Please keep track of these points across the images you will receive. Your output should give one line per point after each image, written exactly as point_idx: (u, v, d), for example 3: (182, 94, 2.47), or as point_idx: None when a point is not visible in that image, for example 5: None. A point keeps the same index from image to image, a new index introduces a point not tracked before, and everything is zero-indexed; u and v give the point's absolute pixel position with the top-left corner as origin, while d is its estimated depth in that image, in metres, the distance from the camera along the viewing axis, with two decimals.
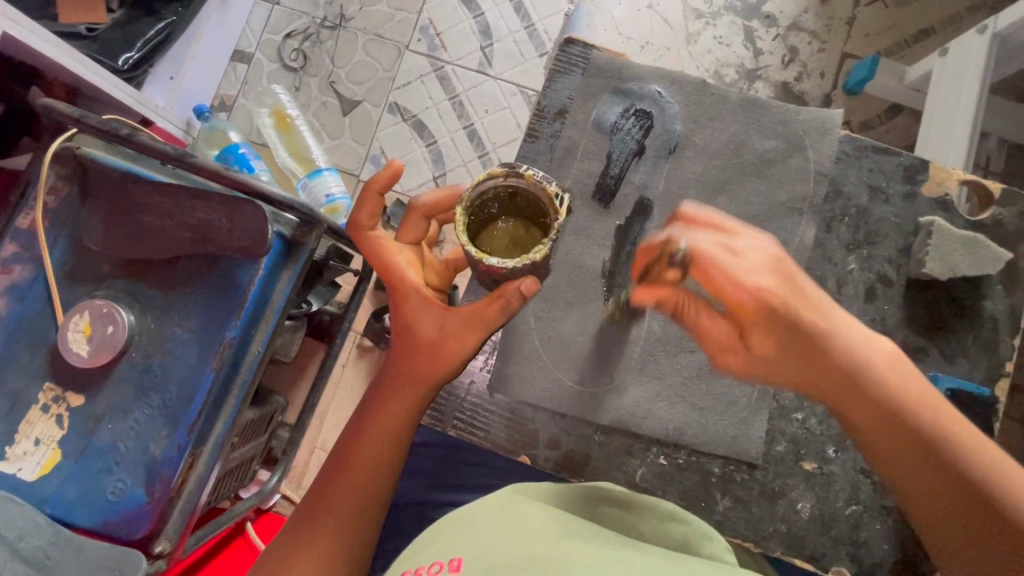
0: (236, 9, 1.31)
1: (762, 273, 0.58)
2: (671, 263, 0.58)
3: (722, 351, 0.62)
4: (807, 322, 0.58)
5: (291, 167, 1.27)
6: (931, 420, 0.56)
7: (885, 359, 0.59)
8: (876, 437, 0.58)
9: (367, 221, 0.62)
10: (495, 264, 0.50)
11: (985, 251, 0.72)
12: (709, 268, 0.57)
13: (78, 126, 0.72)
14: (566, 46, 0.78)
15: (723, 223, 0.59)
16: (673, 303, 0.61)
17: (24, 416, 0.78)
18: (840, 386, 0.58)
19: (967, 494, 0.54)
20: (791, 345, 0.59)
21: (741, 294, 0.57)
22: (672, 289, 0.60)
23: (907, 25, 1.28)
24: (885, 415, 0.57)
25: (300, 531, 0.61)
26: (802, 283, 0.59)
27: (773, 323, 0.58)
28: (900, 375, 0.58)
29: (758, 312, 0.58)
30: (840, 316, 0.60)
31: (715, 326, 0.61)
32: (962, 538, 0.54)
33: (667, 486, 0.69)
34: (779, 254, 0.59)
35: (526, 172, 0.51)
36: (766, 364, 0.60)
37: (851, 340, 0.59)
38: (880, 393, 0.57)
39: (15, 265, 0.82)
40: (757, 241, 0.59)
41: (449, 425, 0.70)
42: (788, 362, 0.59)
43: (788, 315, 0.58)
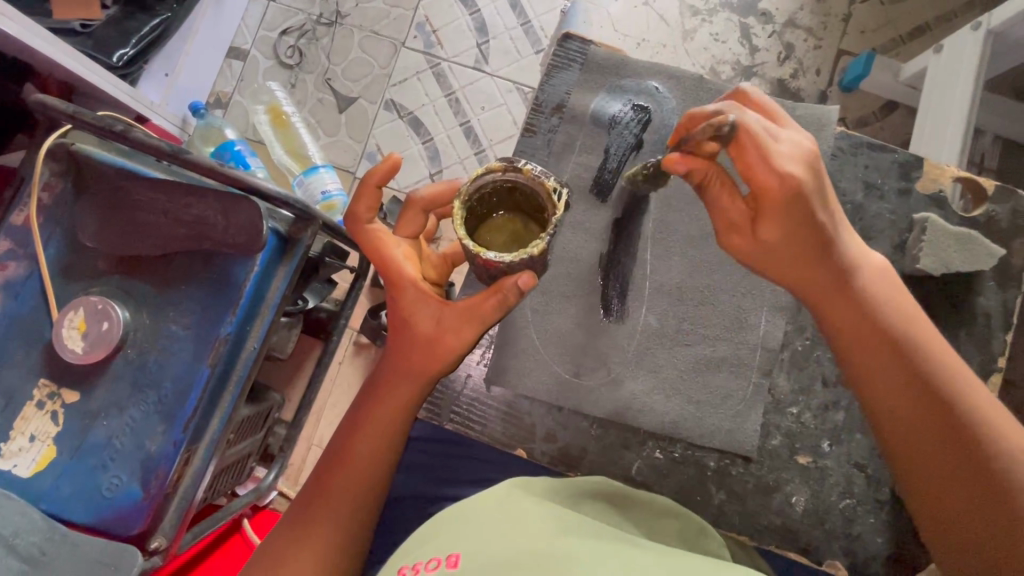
0: (230, 5, 1.30)
1: (795, 162, 0.56)
2: (715, 136, 0.56)
3: (727, 229, 0.60)
4: (822, 217, 0.57)
5: (287, 164, 1.27)
6: (913, 335, 0.58)
7: (878, 272, 0.60)
8: (856, 337, 0.59)
9: (365, 215, 0.62)
10: (492, 258, 0.50)
11: (980, 248, 0.72)
12: (747, 145, 0.56)
13: (72, 121, 0.72)
14: (565, 41, 0.78)
15: (776, 113, 0.60)
16: (703, 177, 0.59)
17: (19, 413, 0.78)
18: (834, 283, 0.59)
19: (937, 405, 0.55)
20: (801, 237, 0.57)
21: (770, 176, 0.55)
22: (707, 162, 0.58)
23: (902, 22, 1.29)
24: (869, 317, 0.58)
25: (297, 527, 0.61)
26: (829, 183, 0.58)
27: (795, 211, 0.56)
28: (889, 288, 0.60)
29: (783, 198, 0.56)
30: (846, 224, 0.61)
31: (733, 206, 0.59)
32: (925, 446, 0.55)
33: (663, 481, 0.69)
34: (813, 150, 0.58)
35: (524, 167, 0.51)
36: (767, 252, 0.59)
37: (851, 248, 0.60)
38: (868, 299, 0.59)
39: (10, 261, 0.81)
40: (797, 134, 0.58)
41: (446, 420, 0.70)
42: (793, 250, 0.58)
43: (811, 206, 0.56)
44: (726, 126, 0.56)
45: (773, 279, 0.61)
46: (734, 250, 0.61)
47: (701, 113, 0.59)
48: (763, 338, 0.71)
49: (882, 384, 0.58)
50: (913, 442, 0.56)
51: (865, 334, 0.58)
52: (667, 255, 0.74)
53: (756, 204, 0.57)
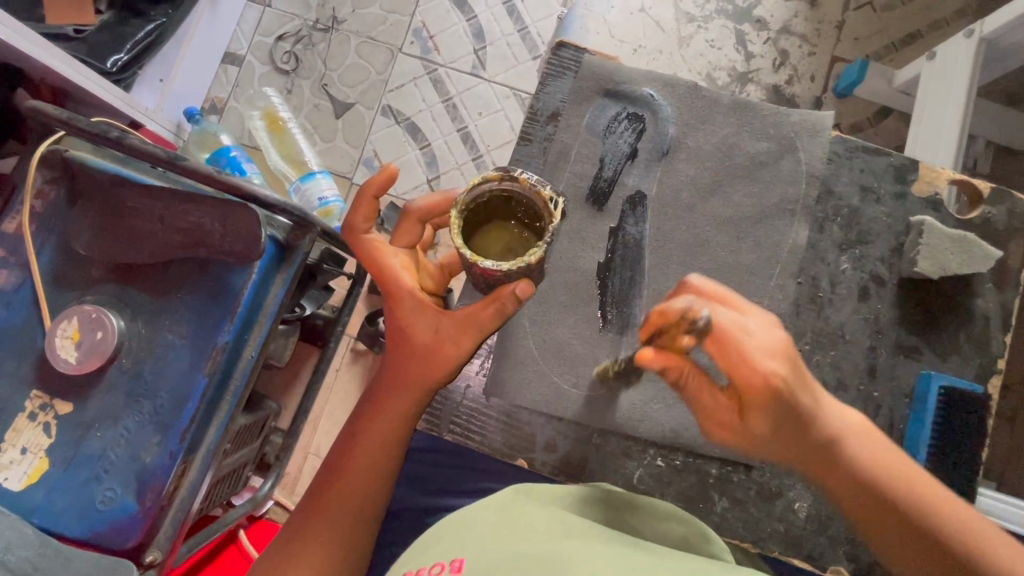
0: (225, 11, 1.29)
1: (774, 362, 0.54)
2: (689, 329, 0.53)
3: (714, 425, 0.58)
4: (803, 401, 0.56)
5: (283, 170, 1.26)
6: (910, 493, 0.57)
7: (856, 430, 0.59)
8: (865, 507, 0.58)
9: (362, 224, 0.62)
10: (489, 266, 0.50)
11: (975, 249, 0.72)
12: (725, 344, 0.54)
13: (65, 128, 0.70)
14: (559, 49, 0.78)
15: (730, 299, 0.56)
16: (679, 374, 0.56)
17: (10, 425, 0.76)
18: (822, 458, 0.58)
19: (955, 572, 0.55)
20: (785, 420, 0.56)
21: (754, 377, 0.53)
22: (680, 355, 0.55)
23: (895, 28, 1.30)
24: (869, 487, 0.58)
25: (295, 543, 0.60)
26: (804, 368, 0.57)
27: (778, 408, 0.55)
28: (875, 447, 0.59)
29: (766, 398, 0.54)
30: (822, 389, 0.59)
31: (714, 398, 0.57)
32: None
33: (665, 488, 0.69)
34: (787, 337, 0.56)
35: (520, 176, 0.51)
36: (758, 442, 0.58)
37: (831, 415, 0.58)
38: (861, 467, 0.58)
39: (3, 270, 0.80)
40: (763, 322, 0.56)
41: (445, 431, 0.70)
42: (781, 435, 0.57)
43: (790, 401, 0.55)
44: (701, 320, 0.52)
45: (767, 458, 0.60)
46: (728, 445, 0.59)
47: (671, 310, 0.53)
48: None
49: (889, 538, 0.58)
50: None
51: (866, 501, 0.58)
52: (665, 261, 0.74)
53: (738, 408, 0.56)
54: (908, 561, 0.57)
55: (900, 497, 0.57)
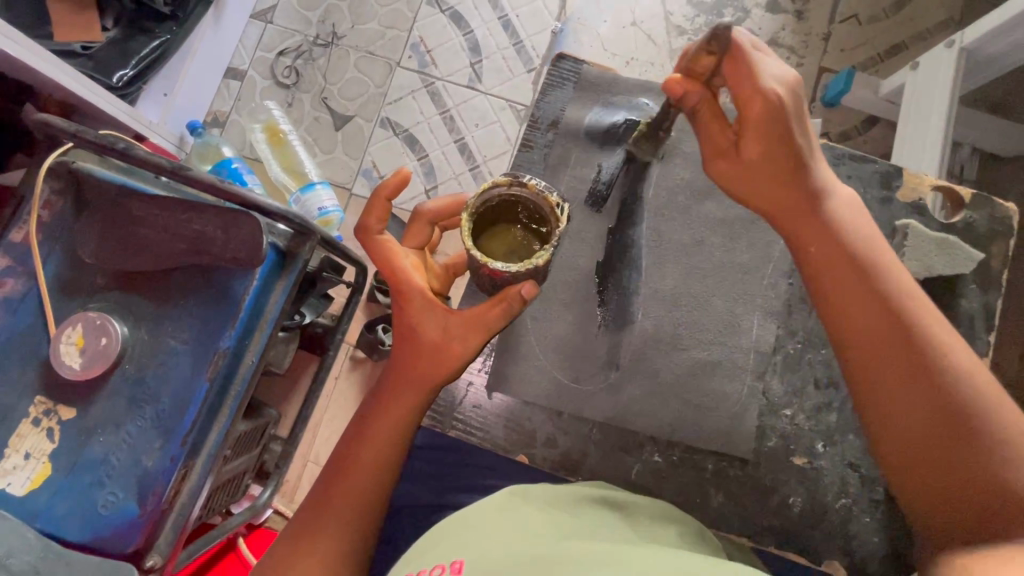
0: (229, 28, 1.33)
1: (777, 102, 0.58)
2: (711, 50, 0.58)
3: (714, 155, 0.63)
4: (797, 142, 0.60)
5: (283, 181, 1.28)
6: (880, 261, 0.60)
7: (845, 202, 0.63)
8: (826, 258, 0.61)
9: (375, 226, 0.63)
10: (498, 268, 0.52)
11: (959, 252, 0.76)
12: (740, 66, 0.59)
13: (74, 140, 0.72)
14: (559, 60, 0.81)
15: (761, 48, 0.60)
16: (692, 103, 0.62)
17: (15, 430, 0.77)
18: (805, 207, 0.62)
19: (904, 339, 0.57)
20: (779, 141, 0.59)
21: (755, 98, 0.58)
22: (700, 83, 0.61)
23: (879, 40, 1.34)
24: (839, 245, 0.61)
25: (303, 541, 0.60)
26: (805, 114, 0.61)
27: (775, 126, 0.59)
28: (857, 216, 0.63)
29: (765, 117, 0.58)
30: (820, 157, 0.64)
31: (718, 132, 0.62)
32: (882, 354, 0.57)
33: (662, 485, 0.70)
34: (796, 81, 0.60)
35: (529, 182, 0.53)
36: (746, 169, 0.61)
37: (823, 177, 0.63)
38: (836, 221, 0.62)
39: (9, 278, 0.82)
40: (784, 67, 0.60)
41: (449, 427, 0.72)
42: (765, 168, 0.61)
43: (785, 139, 0.59)
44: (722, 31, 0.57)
45: (735, 197, 0.64)
46: (718, 177, 0.63)
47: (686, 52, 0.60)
48: (756, 342, 0.72)
49: (841, 291, 0.60)
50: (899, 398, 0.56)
51: (829, 245, 0.61)
52: (660, 263, 0.76)
53: (734, 129, 0.61)
54: (863, 326, 0.58)
55: (867, 258, 0.60)
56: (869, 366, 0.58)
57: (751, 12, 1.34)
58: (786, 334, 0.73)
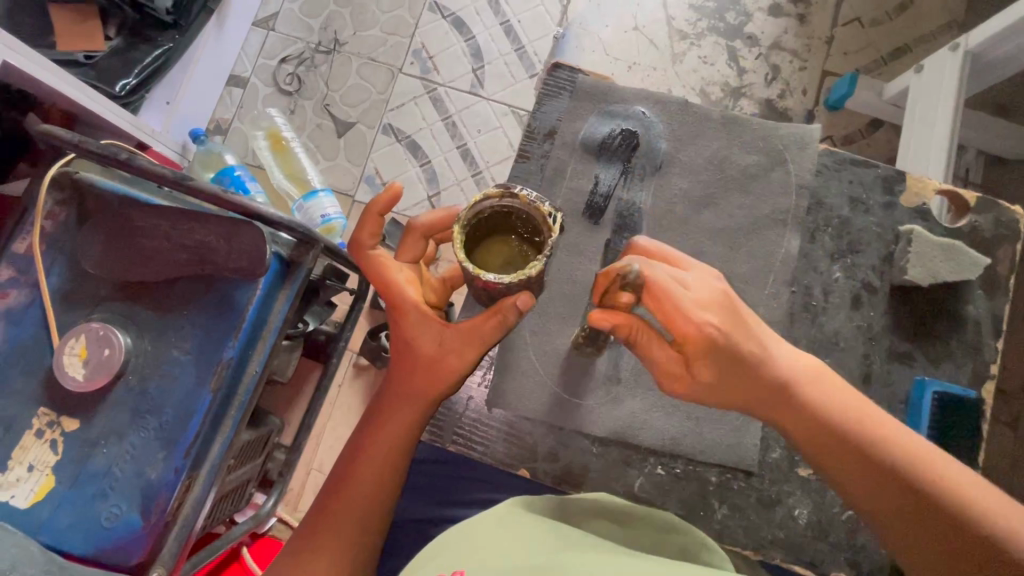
0: (231, 36, 1.33)
1: (707, 304, 0.60)
2: (625, 282, 0.57)
3: (667, 377, 0.63)
4: (746, 346, 0.61)
5: (287, 189, 1.27)
6: (861, 428, 0.59)
7: (805, 369, 0.63)
8: (822, 454, 0.60)
9: (368, 241, 0.63)
10: (491, 279, 0.51)
11: (965, 257, 0.74)
12: (659, 293, 0.60)
13: (76, 150, 0.72)
14: (554, 70, 0.81)
15: (673, 258, 0.64)
16: (628, 332, 0.61)
17: (18, 442, 0.77)
18: (778, 396, 0.61)
19: (923, 512, 0.55)
20: (724, 350, 0.60)
21: (688, 325, 0.59)
22: (626, 312, 0.60)
23: (883, 43, 1.33)
24: (823, 426, 0.60)
25: (304, 553, 0.60)
26: (744, 312, 0.62)
27: (716, 351, 0.60)
28: (825, 385, 0.62)
29: (703, 345, 0.59)
30: (768, 333, 0.64)
31: (664, 353, 0.62)
32: (919, 539, 0.55)
33: (666, 496, 0.69)
34: (723, 287, 0.62)
35: (520, 193, 0.52)
36: (709, 388, 0.62)
37: (780, 357, 0.63)
38: (813, 404, 0.60)
39: (12, 289, 0.82)
40: (700, 273, 0.63)
41: (448, 441, 0.71)
42: (734, 386, 0.62)
43: (725, 346, 0.60)
44: (633, 273, 0.57)
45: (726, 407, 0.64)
46: (677, 393, 0.63)
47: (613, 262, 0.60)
48: None
49: (860, 485, 0.58)
50: (945, 573, 0.54)
51: (825, 435, 0.60)
52: None
53: (681, 351, 0.61)
54: (878, 501, 0.57)
55: (851, 430, 0.59)
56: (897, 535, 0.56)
57: (754, 17, 1.34)
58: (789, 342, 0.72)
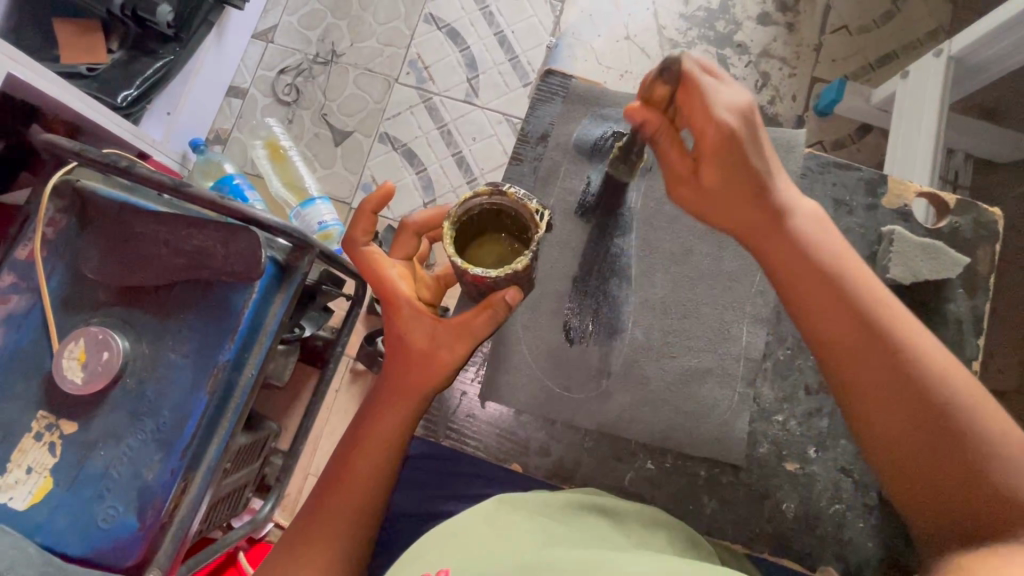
0: (231, 49, 1.36)
1: (733, 118, 0.58)
2: (661, 76, 0.60)
3: (676, 182, 0.63)
4: (755, 162, 0.59)
5: (284, 197, 1.29)
6: (847, 275, 0.59)
7: (806, 215, 0.62)
8: (807, 287, 0.59)
9: (362, 238, 0.65)
10: (479, 274, 0.52)
11: (945, 257, 0.76)
12: (692, 93, 0.59)
13: (77, 158, 0.74)
14: (547, 76, 0.83)
15: (713, 68, 0.60)
16: (654, 132, 0.62)
17: (17, 445, 0.78)
18: (767, 219, 0.61)
19: (891, 360, 0.55)
20: (736, 158, 0.59)
21: (709, 126, 0.58)
22: (663, 119, 0.61)
23: (870, 50, 1.36)
24: (805, 258, 0.59)
25: (298, 547, 0.61)
26: (764, 143, 0.60)
27: (733, 156, 0.58)
28: (820, 230, 0.61)
29: (718, 143, 0.58)
30: (781, 170, 0.63)
31: (677, 156, 0.62)
32: (876, 382, 0.55)
33: (655, 492, 0.70)
34: (750, 105, 0.60)
35: (508, 190, 0.54)
36: (706, 197, 0.61)
37: (783, 189, 0.62)
38: (798, 239, 0.60)
39: (13, 294, 0.83)
40: (736, 91, 0.60)
41: (442, 436, 0.72)
42: (734, 190, 0.60)
43: (741, 159, 0.59)
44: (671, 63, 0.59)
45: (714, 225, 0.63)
46: (684, 203, 0.63)
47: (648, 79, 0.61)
48: (746, 349, 0.73)
49: (830, 324, 0.58)
50: (884, 422, 0.55)
51: (804, 270, 0.59)
52: (651, 270, 0.76)
53: (691, 156, 0.61)
54: (849, 334, 0.57)
55: (832, 269, 0.59)
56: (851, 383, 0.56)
57: (743, 25, 1.36)
58: (775, 341, 0.73)
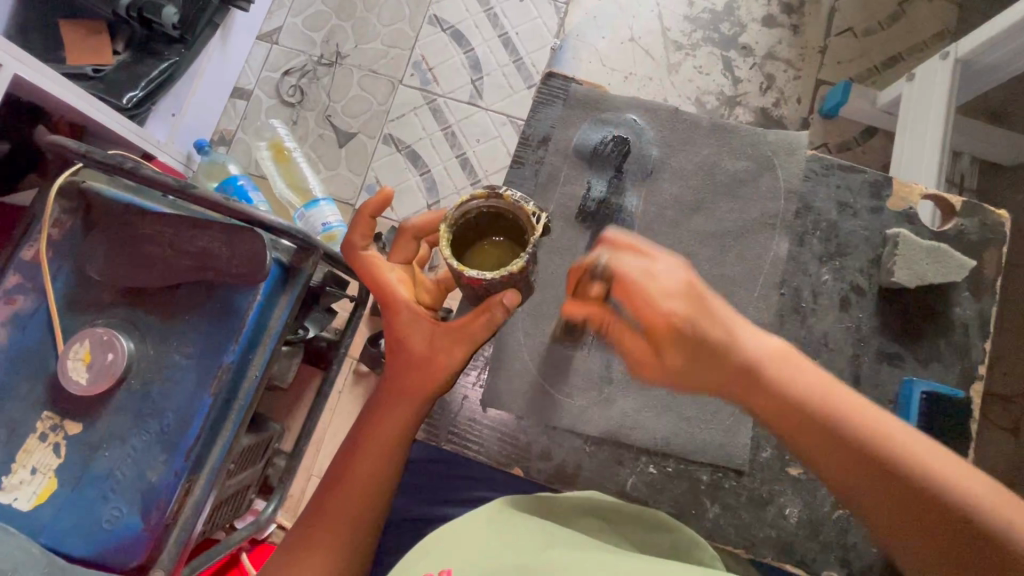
0: (235, 51, 1.36)
1: (671, 296, 0.59)
2: (593, 276, 0.61)
3: (639, 367, 0.63)
4: (709, 327, 0.60)
5: (288, 198, 1.30)
6: (824, 415, 0.57)
7: (772, 356, 0.60)
8: (795, 435, 0.58)
9: (360, 242, 0.65)
10: (475, 275, 0.52)
11: (951, 260, 0.75)
12: (628, 288, 0.60)
13: (83, 160, 0.74)
14: (548, 79, 0.82)
15: (637, 245, 0.62)
16: (602, 325, 0.63)
17: (22, 445, 0.79)
18: (746, 380, 0.60)
19: (893, 487, 0.54)
20: (694, 338, 0.60)
21: (657, 314, 0.59)
22: (600, 306, 0.63)
23: (875, 52, 1.35)
24: (788, 414, 0.58)
25: (301, 549, 0.61)
26: (716, 303, 0.61)
27: (688, 338, 0.60)
28: (789, 369, 0.60)
29: (671, 334, 0.60)
30: (732, 312, 0.62)
31: (631, 340, 0.62)
32: (886, 513, 0.54)
33: (658, 496, 0.70)
34: (688, 274, 0.61)
35: (505, 193, 0.54)
36: (681, 378, 0.61)
37: (744, 335, 0.61)
38: (775, 391, 0.59)
39: (18, 295, 0.83)
40: (668, 261, 0.61)
41: (444, 440, 0.72)
42: (702, 369, 0.61)
43: (695, 333, 0.60)
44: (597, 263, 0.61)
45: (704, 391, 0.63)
46: (660, 385, 0.63)
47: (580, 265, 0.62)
48: None
49: (861, 493, 0.55)
50: (905, 547, 0.54)
51: (791, 424, 0.58)
52: None
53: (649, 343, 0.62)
54: (846, 480, 0.56)
55: (813, 410, 0.57)
56: (860, 507, 0.56)
57: (747, 27, 1.36)
58: None
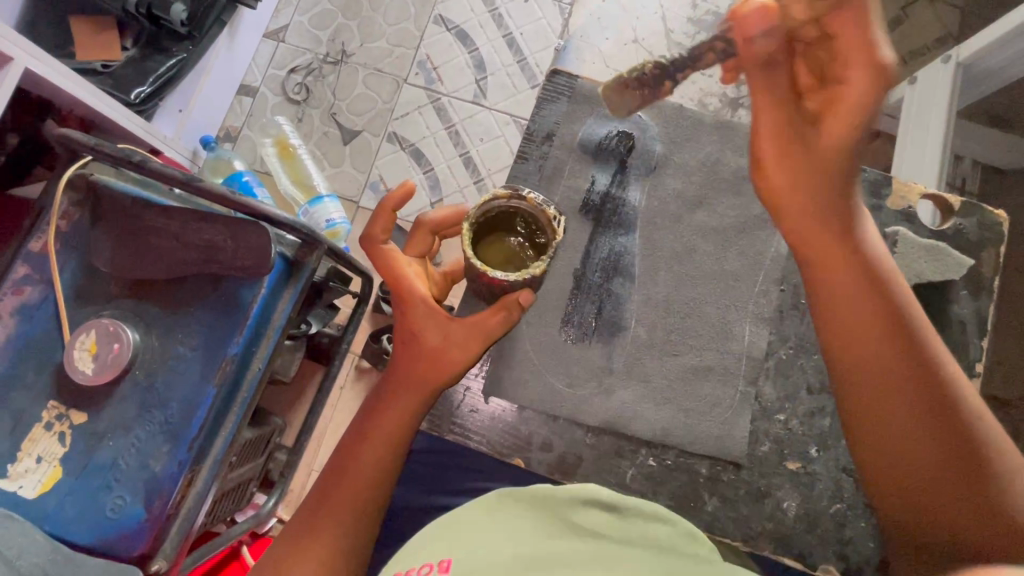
0: (242, 48, 1.37)
1: (879, 81, 0.55)
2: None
3: (769, 110, 0.61)
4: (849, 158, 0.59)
5: (293, 195, 1.31)
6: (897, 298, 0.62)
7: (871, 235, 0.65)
8: (859, 291, 0.62)
9: (380, 235, 0.65)
10: (497, 277, 0.55)
11: (949, 259, 0.77)
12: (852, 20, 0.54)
13: (92, 153, 0.75)
14: (553, 76, 0.82)
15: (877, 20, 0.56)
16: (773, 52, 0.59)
17: (28, 434, 0.80)
18: (839, 223, 0.62)
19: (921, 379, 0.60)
20: (835, 164, 0.60)
21: (856, 73, 0.55)
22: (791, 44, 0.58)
23: None
24: (866, 269, 0.63)
25: (303, 539, 0.61)
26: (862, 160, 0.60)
27: (857, 117, 0.57)
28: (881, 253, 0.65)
29: (849, 104, 0.56)
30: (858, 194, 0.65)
31: (780, 85, 0.59)
32: (894, 392, 0.60)
33: (657, 489, 0.70)
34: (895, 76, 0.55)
35: (528, 196, 0.56)
36: (789, 148, 0.61)
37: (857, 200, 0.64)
38: (868, 250, 0.63)
39: (26, 286, 0.84)
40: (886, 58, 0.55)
41: (446, 431, 0.71)
42: (811, 187, 0.61)
43: (853, 132, 0.57)
44: None
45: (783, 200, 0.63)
46: (767, 142, 0.62)
47: None
48: (748, 348, 0.73)
49: (888, 363, 0.61)
50: (898, 424, 0.60)
51: (863, 283, 0.62)
52: (655, 269, 0.77)
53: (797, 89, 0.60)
54: (886, 348, 0.61)
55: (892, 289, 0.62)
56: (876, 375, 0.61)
57: None
58: (778, 340, 0.74)
